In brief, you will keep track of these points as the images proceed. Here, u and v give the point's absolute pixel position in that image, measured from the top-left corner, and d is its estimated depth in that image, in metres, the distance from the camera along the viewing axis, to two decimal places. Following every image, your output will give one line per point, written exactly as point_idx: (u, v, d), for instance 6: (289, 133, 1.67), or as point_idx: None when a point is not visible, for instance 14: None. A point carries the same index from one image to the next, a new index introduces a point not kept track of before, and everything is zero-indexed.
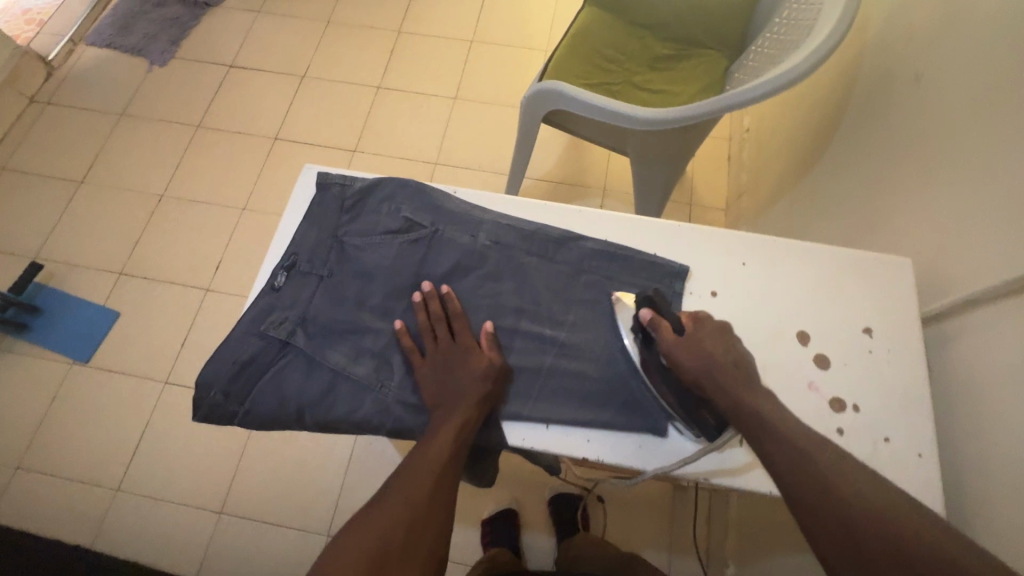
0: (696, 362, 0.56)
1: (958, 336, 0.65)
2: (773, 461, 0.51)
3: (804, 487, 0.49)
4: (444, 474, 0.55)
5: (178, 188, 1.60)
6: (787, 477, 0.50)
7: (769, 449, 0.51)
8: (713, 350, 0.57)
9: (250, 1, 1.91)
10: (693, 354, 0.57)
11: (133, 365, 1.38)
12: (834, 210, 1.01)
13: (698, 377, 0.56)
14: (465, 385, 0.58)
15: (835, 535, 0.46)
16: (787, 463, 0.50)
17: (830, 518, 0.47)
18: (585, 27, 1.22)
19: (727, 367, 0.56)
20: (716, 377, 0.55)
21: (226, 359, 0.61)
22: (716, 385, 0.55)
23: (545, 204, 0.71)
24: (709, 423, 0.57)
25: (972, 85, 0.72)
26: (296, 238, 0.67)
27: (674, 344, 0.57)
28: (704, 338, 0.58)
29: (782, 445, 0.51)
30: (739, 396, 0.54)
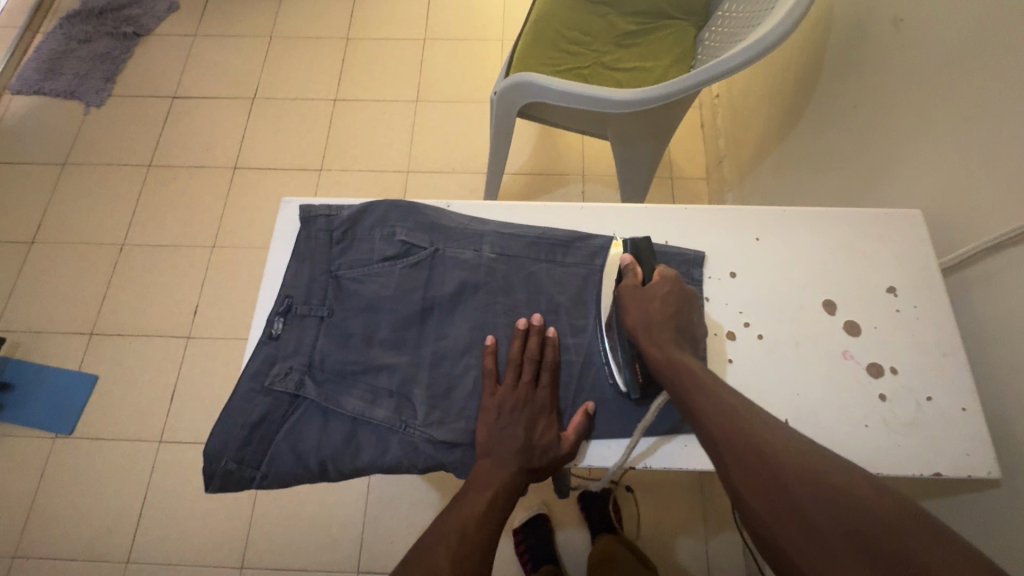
0: (640, 311, 0.57)
1: (981, 283, 0.64)
2: (701, 421, 0.49)
3: (730, 444, 0.46)
4: (496, 523, 0.51)
5: (140, 234, 1.51)
6: (714, 436, 0.48)
7: (698, 408, 0.50)
8: (659, 308, 0.57)
9: (185, 25, 1.80)
10: (644, 306, 0.57)
11: (122, 428, 1.31)
12: (826, 165, 1.00)
13: (636, 328, 0.57)
14: (512, 423, 0.55)
15: (764, 488, 0.43)
16: (714, 420, 0.48)
17: (758, 471, 0.44)
18: (545, 12, 1.17)
19: (667, 328, 0.56)
20: (652, 332, 0.56)
21: (234, 423, 0.56)
22: (649, 337, 0.56)
23: (546, 206, 0.68)
24: (637, 380, 0.57)
25: (959, 24, 0.70)
26: (287, 279, 0.63)
27: (632, 291, 0.59)
28: (663, 295, 0.58)
29: (710, 401, 0.49)
30: (669, 355, 0.54)
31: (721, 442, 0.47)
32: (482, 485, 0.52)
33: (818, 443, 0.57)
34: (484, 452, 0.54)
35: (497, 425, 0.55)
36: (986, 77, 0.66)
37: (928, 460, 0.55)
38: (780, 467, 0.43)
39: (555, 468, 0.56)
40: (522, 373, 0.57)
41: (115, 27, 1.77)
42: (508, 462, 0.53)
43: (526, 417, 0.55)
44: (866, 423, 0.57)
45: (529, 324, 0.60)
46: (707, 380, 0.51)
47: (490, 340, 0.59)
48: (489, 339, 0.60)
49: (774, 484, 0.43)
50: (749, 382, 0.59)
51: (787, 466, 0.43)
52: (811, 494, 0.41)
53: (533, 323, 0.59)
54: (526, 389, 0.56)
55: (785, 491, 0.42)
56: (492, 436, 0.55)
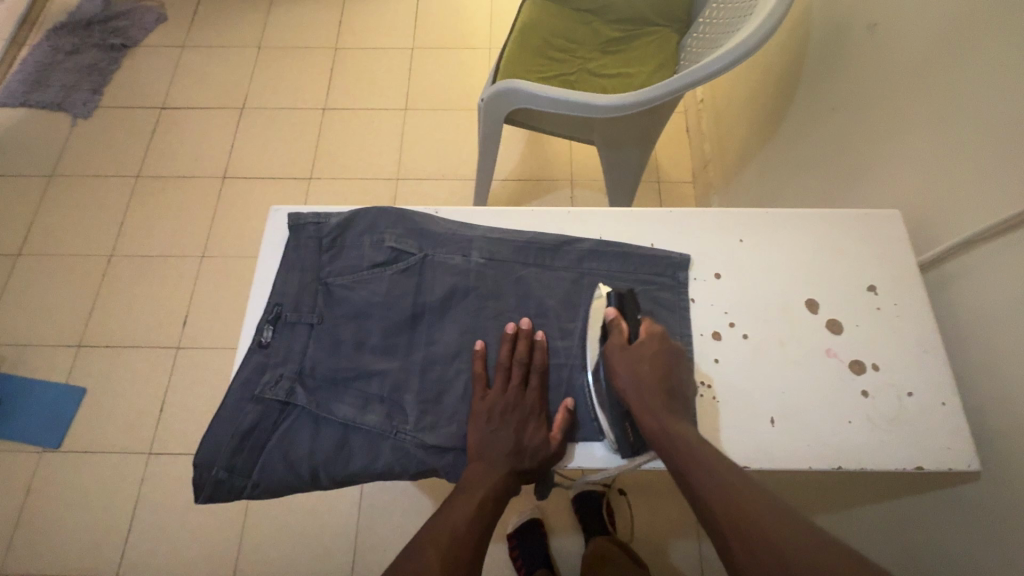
0: (631, 374, 0.55)
1: (958, 279, 0.65)
2: (700, 497, 0.48)
3: (735, 531, 0.45)
4: (489, 526, 0.51)
5: (128, 245, 1.50)
6: (718, 519, 0.46)
7: (698, 487, 0.49)
8: (648, 370, 0.56)
9: (173, 36, 1.80)
10: (632, 368, 0.56)
11: (111, 440, 1.29)
12: (808, 167, 1.02)
13: (626, 392, 0.55)
14: (502, 427, 0.55)
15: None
16: (716, 502, 0.47)
17: (769, 564, 0.43)
18: (531, 20, 1.19)
19: (658, 393, 0.55)
20: (644, 396, 0.54)
21: (224, 431, 0.56)
22: (642, 403, 0.54)
23: (533, 211, 0.69)
24: (627, 439, 0.57)
25: (931, 29, 0.73)
26: (277, 287, 0.63)
27: (619, 352, 0.57)
28: (651, 354, 0.57)
29: (711, 481, 0.48)
30: (663, 424, 0.53)
31: (726, 528, 0.46)
32: (473, 488, 0.52)
33: (803, 440, 0.57)
34: (475, 455, 0.55)
35: (487, 429, 0.55)
36: (960, 79, 0.68)
37: (910, 454, 0.56)
38: (789, 559, 0.43)
39: (545, 469, 0.56)
40: (511, 377, 0.58)
41: (102, 38, 1.77)
42: (498, 465, 0.54)
43: (515, 419, 0.56)
44: (850, 419, 0.58)
45: (518, 328, 0.60)
46: (703, 451, 0.50)
47: (479, 343, 0.60)
48: (478, 343, 0.60)
49: (781, 574, 0.42)
50: (735, 381, 0.60)
51: (797, 558, 0.42)
52: None
53: (522, 327, 0.60)
54: (515, 392, 0.57)
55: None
56: (483, 438, 0.55)
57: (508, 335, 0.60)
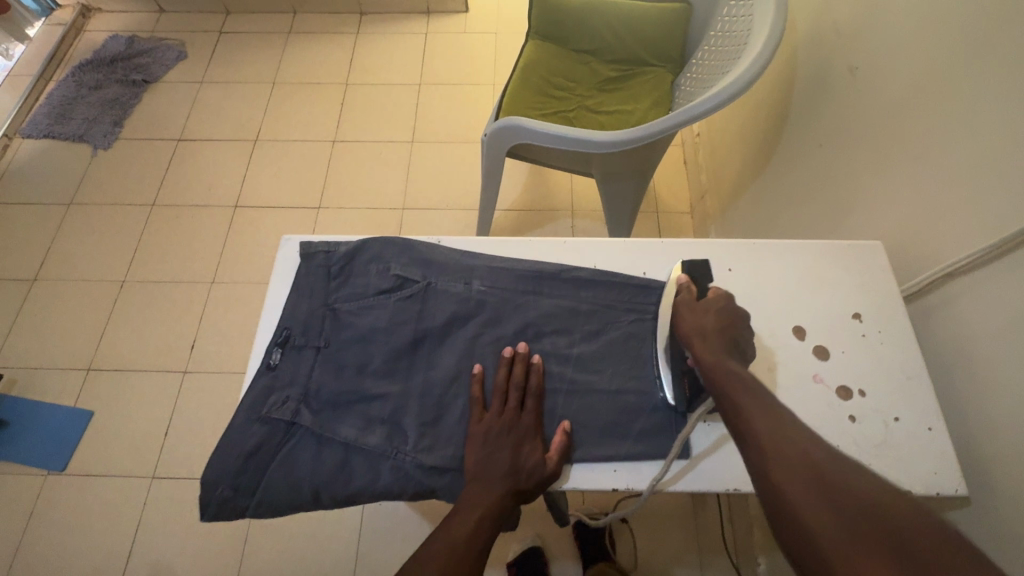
0: (695, 321, 0.60)
1: (940, 307, 0.68)
2: (746, 418, 0.51)
3: (775, 442, 0.48)
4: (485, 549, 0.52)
5: (141, 270, 1.55)
6: (759, 439, 0.49)
7: (742, 411, 0.51)
8: (712, 319, 0.59)
9: (192, 72, 1.90)
10: (702, 315, 0.60)
11: (116, 463, 1.31)
12: (798, 198, 1.05)
13: (688, 332, 0.59)
14: (499, 450, 0.57)
15: (804, 482, 0.44)
16: (759, 423, 0.50)
17: (795, 460, 0.46)
18: (532, 60, 1.26)
19: (718, 336, 0.58)
20: (705, 338, 0.58)
21: (230, 451, 0.58)
22: (702, 343, 0.58)
23: (532, 241, 0.72)
24: (684, 393, 0.60)
25: (907, 72, 0.77)
26: (287, 312, 0.66)
27: (687, 303, 0.62)
28: (717, 309, 0.60)
29: (757, 405, 0.51)
30: (719, 360, 0.56)
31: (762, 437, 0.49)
32: (469, 507, 0.54)
33: None
34: (472, 476, 0.56)
35: (483, 449, 0.58)
36: (937, 118, 0.72)
37: (898, 479, 0.58)
38: (818, 462, 0.45)
39: (540, 489, 0.58)
40: (507, 399, 0.60)
41: (124, 74, 1.86)
42: (495, 484, 0.55)
43: (510, 440, 0.58)
44: (838, 443, 0.60)
45: (514, 352, 0.63)
46: (756, 387, 0.53)
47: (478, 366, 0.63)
48: (476, 368, 0.63)
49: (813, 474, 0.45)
50: None
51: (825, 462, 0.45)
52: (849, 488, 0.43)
53: (518, 351, 0.63)
54: (512, 415, 0.59)
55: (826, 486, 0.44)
56: (482, 452, 0.57)
57: (507, 359, 0.63)
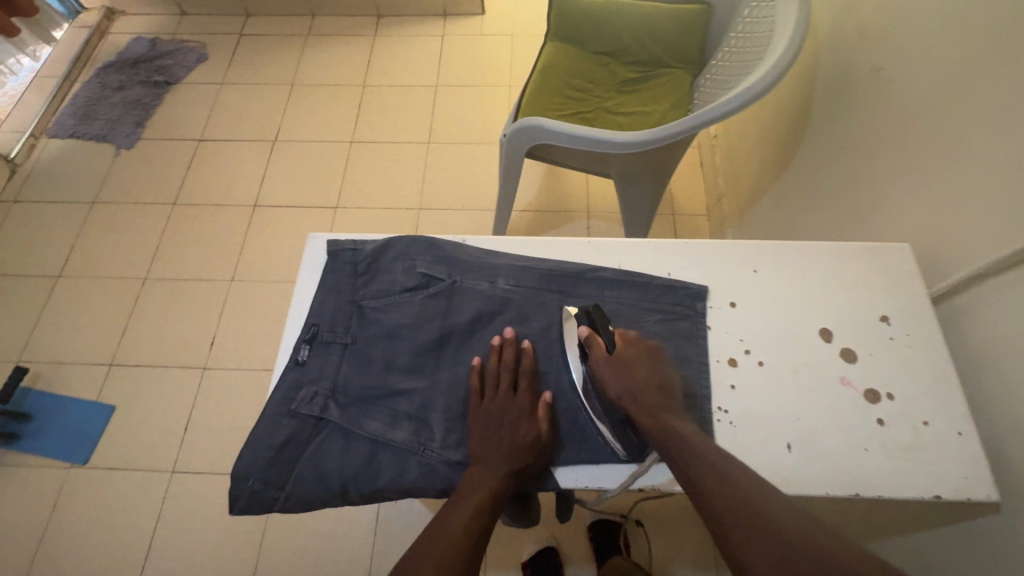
0: (621, 384, 0.59)
1: (968, 311, 0.67)
2: (691, 475, 0.52)
3: (736, 518, 0.48)
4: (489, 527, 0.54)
5: (162, 268, 1.57)
6: (716, 506, 0.49)
7: (688, 469, 0.52)
8: (641, 372, 0.59)
9: (212, 74, 1.92)
10: (623, 375, 0.59)
11: (136, 458, 1.33)
12: (819, 201, 1.04)
13: (620, 398, 0.58)
14: (502, 435, 0.58)
15: (769, 560, 0.45)
16: (715, 495, 0.50)
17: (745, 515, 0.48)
18: (550, 61, 1.26)
19: (652, 392, 0.58)
20: (638, 399, 0.58)
21: (261, 445, 0.59)
22: (637, 407, 0.57)
23: (556, 240, 0.72)
24: (633, 442, 0.59)
25: (933, 75, 0.77)
26: (314, 308, 0.67)
27: (603, 361, 0.60)
28: (632, 360, 0.60)
29: (701, 460, 0.52)
30: (660, 421, 0.56)
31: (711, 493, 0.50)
32: (474, 490, 0.55)
33: (821, 465, 0.58)
34: (476, 460, 0.57)
35: (483, 432, 0.58)
36: (964, 121, 0.71)
37: (928, 483, 0.57)
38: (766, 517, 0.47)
39: (540, 464, 0.59)
40: (501, 381, 0.61)
41: (147, 76, 1.90)
42: (497, 467, 0.56)
43: (509, 420, 0.58)
44: (867, 447, 0.59)
45: (504, 338, 0.64)
46: (696, 440, 0.54)
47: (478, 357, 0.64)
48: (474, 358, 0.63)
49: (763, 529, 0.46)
50: (755, 406, 0.62)
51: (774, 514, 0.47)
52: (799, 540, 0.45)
53: (507, 337, 0.63)
54: (506, 396, 0.60)
55: (792, 564, 0.44)
56: (480, 434, 0.58)
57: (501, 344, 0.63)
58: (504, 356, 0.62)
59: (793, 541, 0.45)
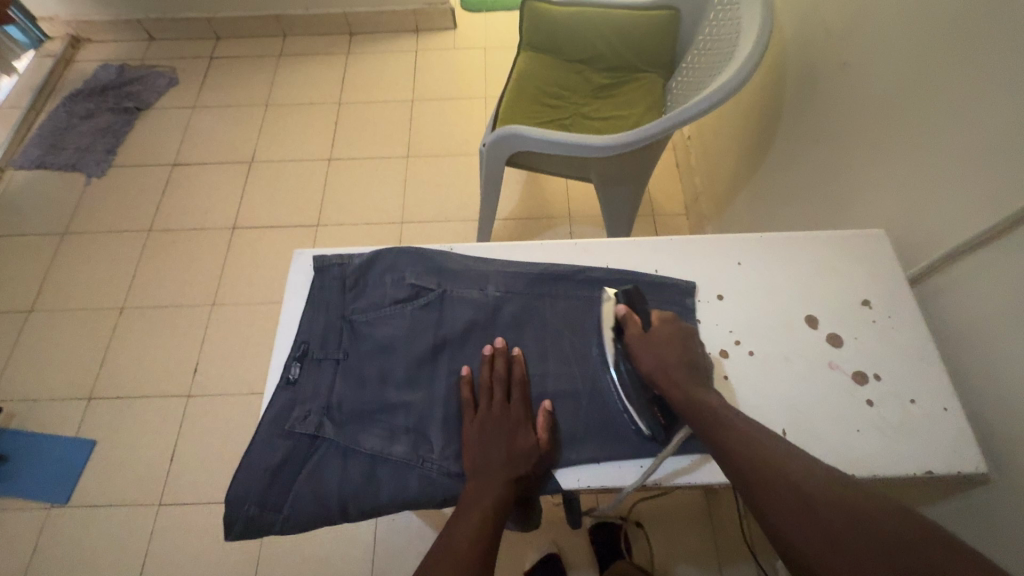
0: (653, 358, 0.61)
1: (945, 291, 0.70)
2: (729, 457, 0.53)
3: (777, 501, 0.49)
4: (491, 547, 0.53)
5: (139, 296, 1.54)
6: (755, 488, 0.50)
7: (727, 451, 0.53)
8: (672, 351, 0.62)
9: (184, 98, 1.90)
10: (656, 351, 0.62)
11: (120, 493, 1.28)
12: (794, 195, 1.07)
13: (651, 371, 0.61)
14: (498, 447, 0.58)
15: (796, 521, 0.47)
16: (740, 451, 0.53)
17: (782, 495, 0.49)
18: (525, 70, 1.28)
19: (680, 368, 0.61)
20: (669, 372, 0.60)
21: (255, 468, 0.57)
22: (667, 379, 0.60)
23: (544, 244, 0.73)
24: (659, 422, 0.60)
25: (895, 68, 0.80)
26: (304, 326, 0.66)
27: (638, 337, 0.63)
28: (666, 338, 0.63)
29: (739, 441, 0.53)
30: (688, 394, 0.58)
31: (750, 477, 0.51)
32: (472, 505, 0.54)
33: (816, 449, 0.59)
34: (472, 473, 0.57)
35: (478, 444, 0.58)
36: (928, 110, 0.74)
37: (919, 459, 0.58)
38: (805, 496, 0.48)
39: (539, 473, 0.58)
40: (495, 392, 0.61)
41: (116, 102, 1.87)
42: (496, 478, 0.56)
43: (505, 431, 0.59)
44: (858, 428, 0.60)
45: (494, 348, 0.64)
46: (729, 416, 0.55)
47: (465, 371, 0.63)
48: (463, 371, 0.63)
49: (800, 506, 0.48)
50: (748, 395, 0.62)
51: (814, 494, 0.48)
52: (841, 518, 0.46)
53: (497, 347, 0.64)
54: (499, 408, 0.60)
55: (830, 536, 0.46)
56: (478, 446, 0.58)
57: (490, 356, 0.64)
58: (496, 366, 0.63)
59: (811, 488, 0.48)
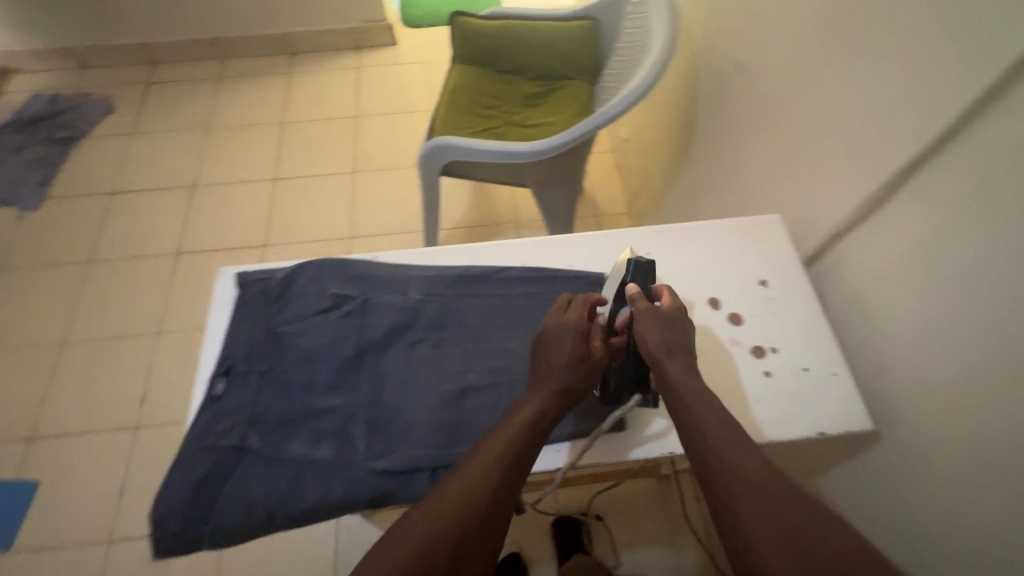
0: (660, 339, 0.60)
1: (836, 266, 0.76)
2: (716, 458, 0.52)
3: (759, 511, 0.47)
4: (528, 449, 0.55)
5: (81, 330, 1.50)
6: (737, 495, 0.49)
7: (715, 452, 0.52)
8: (676, 334, 0.61)
9: (122, 126, 1.87)
10: (664, 332, 0.61)
11: (67, 533, 1.24)
12: (714, 187, 1.14)
13: (654, 351, 0.60)
14: (557, 353, 0.60)
15: (775, 534, 0.46)
16: (731, 455, 0.51)
17: (766, 506, 0.47)
18: (457, 82, 1.32)
19: (682, 354, 0.60)
20: (672, 356, 0.60)
21: (180, 483, 0.58)
22: (671, 362, 0.59)
23: (464, 248, 0.77)
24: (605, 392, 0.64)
25: (782, 65, 0.87)
26: (228, 342, 0.67)
27: (647, 314, 0.62)
28: (673, 319, 0.62)
29: (731, 444, 0.52)
30: (688, 380, 0.58)
31: (735, 483, 0.49)
32: (522, 411, 0.57)
33: None
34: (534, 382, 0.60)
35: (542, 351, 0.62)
36: (809, 101, 0.80)
37: (813, 421, 0.63)
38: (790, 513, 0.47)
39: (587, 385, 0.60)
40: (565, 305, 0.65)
41: (50, 134, 1.82)
42: (548, 386, 0.59)
43: (569, 336, 0.61)
44: (758, 397, 0.65)
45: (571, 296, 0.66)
46: (725, 417, 0.55)
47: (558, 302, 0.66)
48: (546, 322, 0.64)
49: (779, 521, 0.46)
50: None
51: (798, 510, 0.47)
52: (818, 541, 0.45)
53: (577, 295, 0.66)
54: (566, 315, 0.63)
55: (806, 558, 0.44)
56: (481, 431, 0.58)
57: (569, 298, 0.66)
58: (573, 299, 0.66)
59: (795, 505, 0.47)
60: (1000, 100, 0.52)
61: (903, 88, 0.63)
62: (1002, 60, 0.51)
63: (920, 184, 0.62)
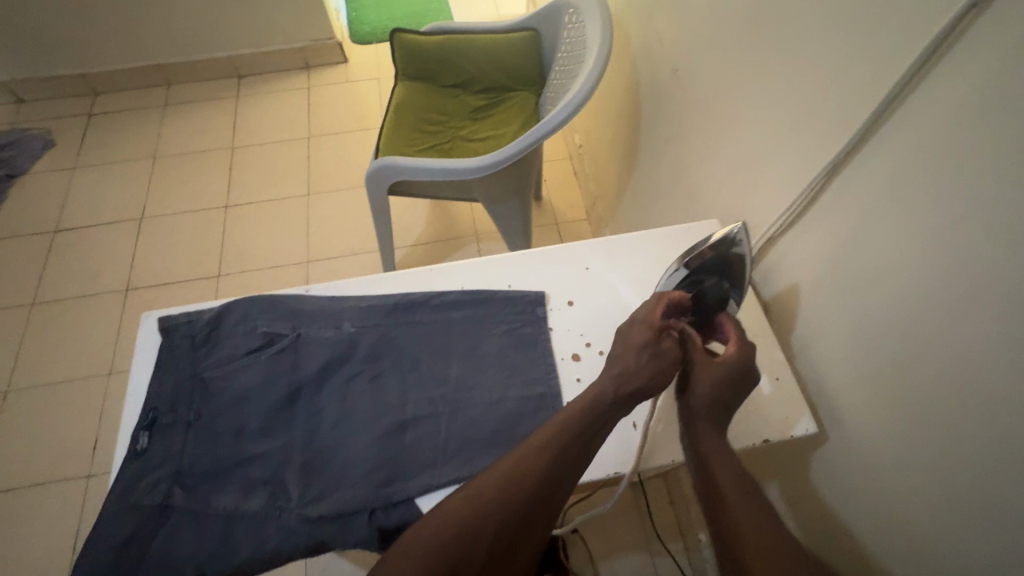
0: (710, 391, 0.59)
1: (773, 270, 0.76)
2: (732, 512, 0.51)
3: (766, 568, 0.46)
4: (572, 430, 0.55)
5: (26, 376, 1.43)
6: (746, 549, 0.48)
7: (730, 507, 0.51)
8: (727, 392, 0.59)
9: (63, 159, 1.81)
10: (719, 386, 0.59)
11: None
12: (663, 192, 1.14)
13: (699, 399, 0.59)
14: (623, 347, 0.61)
15: None
16: (747, 514, 0.50)
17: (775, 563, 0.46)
18: (401, 99, 1.30)
19: (722, 411, 0.59)
20: (712, 412, 0.58)
21: (99, 548, 0.55)
22: (707, 417, 0.58)
23: (401, 275, 0.75)
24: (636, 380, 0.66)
25: (713, 70, 0.87)
26: (151, 391, 0.64)
27: (705, 361, 0.61)
28: (735, 377, 0.60)
29: (750, 504, 0.51)
30: (720, 443, 0.57)
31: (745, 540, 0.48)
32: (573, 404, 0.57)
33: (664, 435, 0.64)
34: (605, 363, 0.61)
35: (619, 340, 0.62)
36: (739, 105, 0.81)
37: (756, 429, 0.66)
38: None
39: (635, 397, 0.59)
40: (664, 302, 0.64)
41: None
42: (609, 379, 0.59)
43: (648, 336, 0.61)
44: None
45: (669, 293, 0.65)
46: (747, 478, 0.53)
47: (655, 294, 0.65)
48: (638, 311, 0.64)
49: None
50: None
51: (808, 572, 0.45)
52: None
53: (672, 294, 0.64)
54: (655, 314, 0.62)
55: None
56: (512, 473, 0.52)
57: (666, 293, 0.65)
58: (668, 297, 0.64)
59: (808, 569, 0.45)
60: (902, 105, 0.53)
61: (821, 92, 0.63)
62: (905, 60, 0.51)
63: (841, 186, 0.62)
